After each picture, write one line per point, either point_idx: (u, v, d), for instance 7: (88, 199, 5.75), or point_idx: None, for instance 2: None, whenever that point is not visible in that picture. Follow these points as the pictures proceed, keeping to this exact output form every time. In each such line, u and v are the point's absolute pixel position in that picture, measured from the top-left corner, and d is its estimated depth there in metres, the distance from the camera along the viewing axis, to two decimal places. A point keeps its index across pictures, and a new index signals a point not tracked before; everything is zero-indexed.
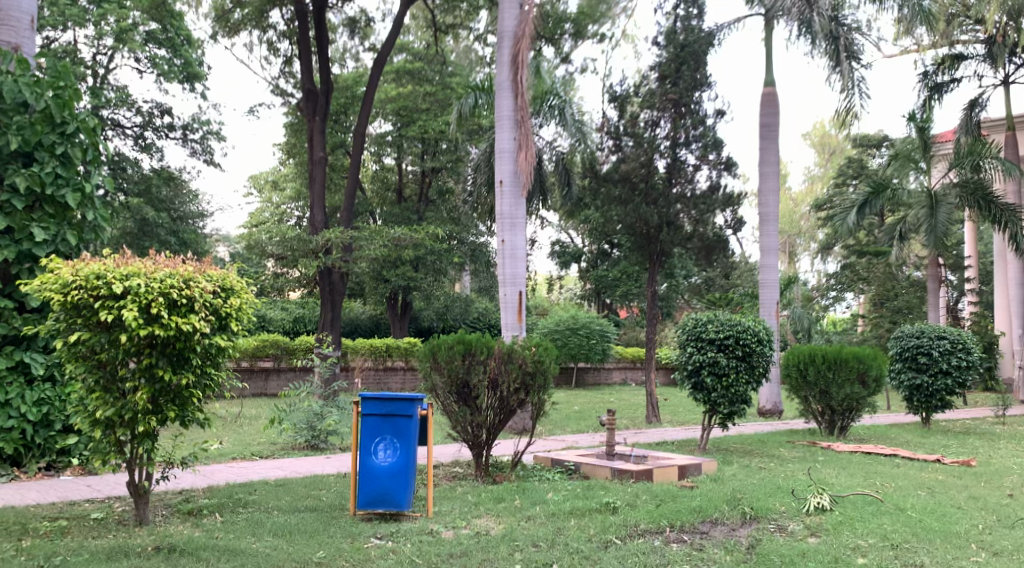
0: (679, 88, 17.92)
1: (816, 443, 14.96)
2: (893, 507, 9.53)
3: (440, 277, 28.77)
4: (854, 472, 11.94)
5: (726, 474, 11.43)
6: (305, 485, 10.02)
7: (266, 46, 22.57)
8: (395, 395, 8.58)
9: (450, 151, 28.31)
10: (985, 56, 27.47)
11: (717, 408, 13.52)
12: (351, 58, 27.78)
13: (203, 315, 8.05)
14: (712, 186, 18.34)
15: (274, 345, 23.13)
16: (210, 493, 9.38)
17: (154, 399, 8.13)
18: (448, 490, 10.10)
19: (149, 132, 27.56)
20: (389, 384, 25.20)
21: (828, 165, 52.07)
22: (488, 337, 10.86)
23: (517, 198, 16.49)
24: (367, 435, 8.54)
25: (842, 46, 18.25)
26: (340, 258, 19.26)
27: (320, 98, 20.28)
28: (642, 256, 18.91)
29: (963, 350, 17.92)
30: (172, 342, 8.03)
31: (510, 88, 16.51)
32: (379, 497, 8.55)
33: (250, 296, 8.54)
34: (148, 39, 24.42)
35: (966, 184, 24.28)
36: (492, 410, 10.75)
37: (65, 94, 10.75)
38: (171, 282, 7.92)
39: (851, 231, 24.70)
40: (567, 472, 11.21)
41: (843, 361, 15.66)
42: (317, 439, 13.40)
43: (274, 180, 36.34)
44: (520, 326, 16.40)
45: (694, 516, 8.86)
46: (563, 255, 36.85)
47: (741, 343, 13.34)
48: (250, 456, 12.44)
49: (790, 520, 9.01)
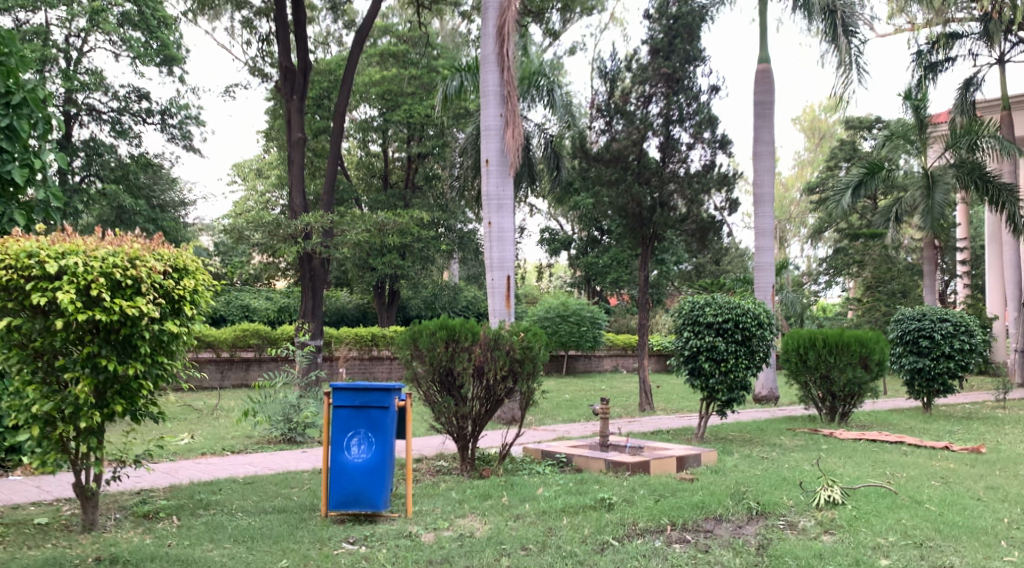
0: (672, 62, 17.21)
1: (818, 431, 14.31)
2: (909, 500, 8.85)
3: (427, 265, 28.02)
4: (862, 461, 11.27)
5: (727, 466, 10.73)
6: (275, 483, 9.28)
7: (244, 26, 21.74)
8: (370, 385, 7.85)
9: (437, 136, 27.56)
10: (981, 34, 26.97)
11: (715, 395, 12.82)
12: (334, 42, 27.03)
13: (153, 297, 7.33)
14: (707, 165, 17.63)
15: (256, 335, 22.36)
16: (172, 493, 8.62)
17: (100, 393, 7.40)
18: (431, 487, 9.36)
19: (126, 117, 26.68)
20: (375, 373, 24.46)
21: (818, 150, 51.45)
22: (473, 322, 10.09)
23: (504, 177, 15.68)
24: (339, 429, 7.81)
25: (839, 20, 17.53)
26: (320, 243, 18.34)
27: (297, 76, 19.31)
28: (634, 238, 18.16)
29: (965, 332, 17.31)
30: (117, 327, 7.30)
31: (495, 61, 15.69)
32: (353, 497, 7.81)
33: (206, 277, 7.86)
34: (123, 20, 23.58)
35: (963, 164, 23.81)
36: (478, 400, 10.03)
37: (11, 62, 9.16)
38: (114, 260, 7.17)
39: (846, 213, 24.04)
40: (558, 464, 10.50)
41: (845, 345, 14.99)
42: (294, 432, 12.72)
43: (258, 168, 35.52)
44: (509, 313, 15.57)
45: (697, 513, 8.16)
46: (552, 242, 36.11)
47: (740, 327, 12.65)
48: (220, 451, 11.67)
49: (800, 516, 8.30)
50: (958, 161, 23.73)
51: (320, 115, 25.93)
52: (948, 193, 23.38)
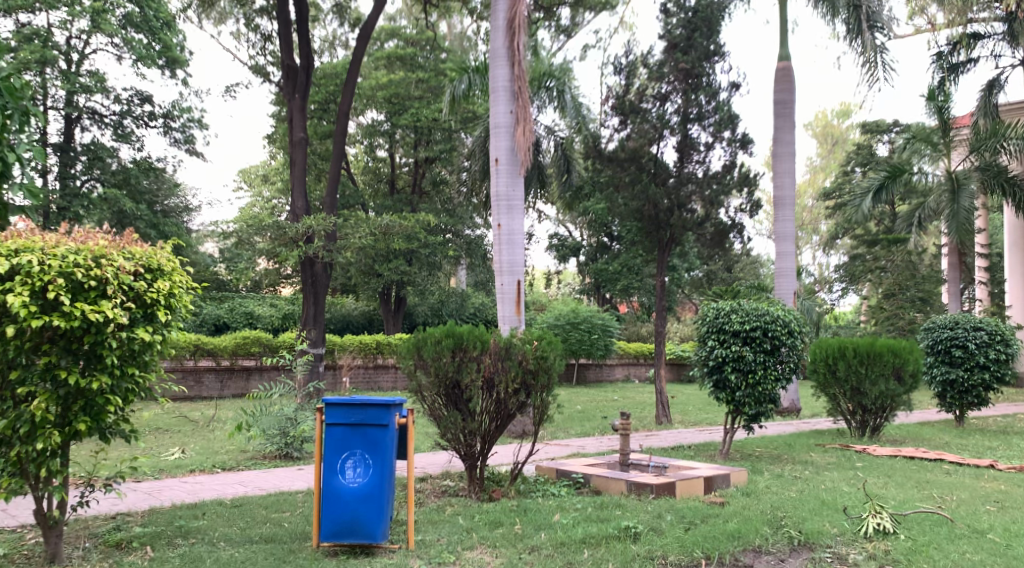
0: (690, 57, 16.39)
1: (849, 447, 13.41)
2: (969, 530, 7.99)
3: (435, 272, 27.14)
4: (905, 481, 10.42)
5: (759, 487, 9.84)
6: (265, 507, 8.43)
7: (248, 25, 20.94)
8: (367, 400, 7.05)
9: (444, 141, 26.58)
10: (1004, 34, 26.04)
11: (741, 409, 11.94)
12: (340, 45, 26.24)
13: (120, 301, 6.61)
14: (727, 165, 16.76)
15: (257, 342, 21.49)
16: (149, 518, 7.80)
17: (62, 409, 6.63)
18: (436, 511, 8.50)
19: (128, 120, 25.93)
20: (380, 383, 23.61)
21: (830, 156, 50.52)
22: (482, 330, 9.24)
23: (514, 176, 14.84)
24: (332, 449, 7.01)
25: (864, 14, 16.58)
26: (323, 247, 17.35)
27: (300, 74, 18.42)
28: (650, 242, 17.27)
29: (1001, 342, 16.39)
30: (80, 336, 6.57)
31: (502, 53, 14.88)
32: (347, 526, 6.98)
33: (184, 279, 7.10)
34: (125, 22, 22.78)
35: (987, 167, 22.79)
36: (487, 415, 9.20)
37: None
38: (75, 260, 6.50)
39: (867, 219, 23.02)
40: (575, 485, 9.66)
41: (877, 355, 14.09)
42: (291, 448, 11.84)
43: (262, 173, 34.71)
44: (519, 320, 14.70)
45: (734, 544, 7.34)
46: (561, 248, 35.25)
47: (769, 336, 11.79)
48: (210, 468, 10.81)
49: (847, 547, 7.46)
50: (983, 164, 22.68)
51: (325, 119, 25.11)
52: (973, 199, 22.48)
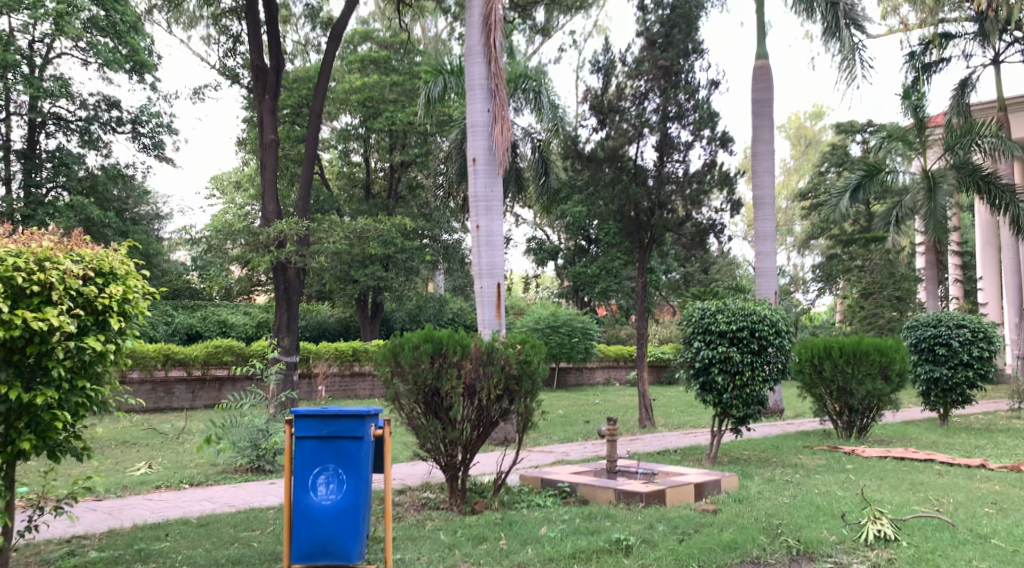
0: (669, 54, 16.03)
1: (838, 448, 13.07)
2: (971, 534, 7.66)
3: (412, 277, 26.61)
4: (898, 483, 10.09)
5: (751, 492, 9.46)
6: (233, 525, 7.95)
7: (216, 27, 20.40)
8: (340, 412, 6.62)
9: (420, 145, 26.17)
10: (976, 33, 25.90)
11: (729, 412, 11.55)
12: (312, 50, 25.74)
13: (67, 307, 6.20)
14: (707, 164, 16.42)
15: (228, 350, 20.94)
16: (107, 541, 7.32)
17: (6, 427, 6.21)
18: (415, 527, 8.05)
19: (95, 126, 25.28)
20: (357, 391, 23.05)
21: (804, 158, 50.45)
22: (463, 334, 8.79)
23: (492, 176, 14.43)
24: (304, 464, 6.59)
25: (842, 11, 16.27)
26: (295, 251, 16.78)
27: (270, 75, 17.87)
28: (630, 242, 16.89)
29: (985, 339, 16.14)
30: (22, 346, 6.15)
31: (477, 50, 14.45)
32: (319, 547, 6.52)
33: (140, 282, 6.66)
34: (89, 25, 22.20)
35: (963, 166, 22.45)
36: (468, 424, 8.75)
37: None
38: (14, 261, 6.10)
39: (846, 218, 22.74)
40: (560, 494, 9.23)
41: (863, 353, 13.79)
42: (262, 460, 11.32)
43: (235, 180, 34.08)
44: (500, 323, 14.33)
45: (731, 556, 6.98)
46: (539, 252, 34.84)
47: (757, 335, 11.42)
48: (178, 483, 10.30)
49: (848, 555, 7.11)
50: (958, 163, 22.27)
51: (298, 123, 24.54)
52: (951, 196, 22.25)
